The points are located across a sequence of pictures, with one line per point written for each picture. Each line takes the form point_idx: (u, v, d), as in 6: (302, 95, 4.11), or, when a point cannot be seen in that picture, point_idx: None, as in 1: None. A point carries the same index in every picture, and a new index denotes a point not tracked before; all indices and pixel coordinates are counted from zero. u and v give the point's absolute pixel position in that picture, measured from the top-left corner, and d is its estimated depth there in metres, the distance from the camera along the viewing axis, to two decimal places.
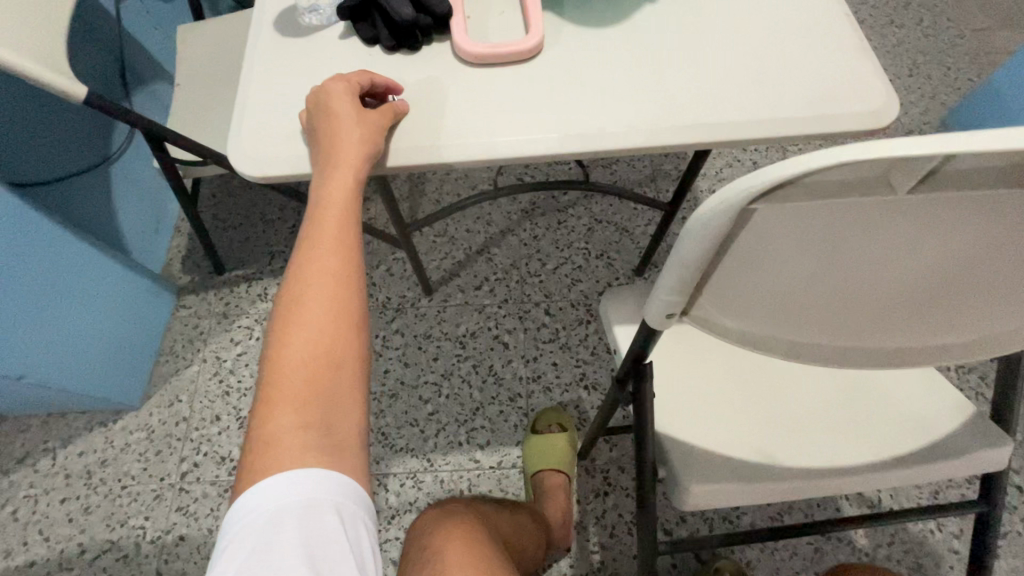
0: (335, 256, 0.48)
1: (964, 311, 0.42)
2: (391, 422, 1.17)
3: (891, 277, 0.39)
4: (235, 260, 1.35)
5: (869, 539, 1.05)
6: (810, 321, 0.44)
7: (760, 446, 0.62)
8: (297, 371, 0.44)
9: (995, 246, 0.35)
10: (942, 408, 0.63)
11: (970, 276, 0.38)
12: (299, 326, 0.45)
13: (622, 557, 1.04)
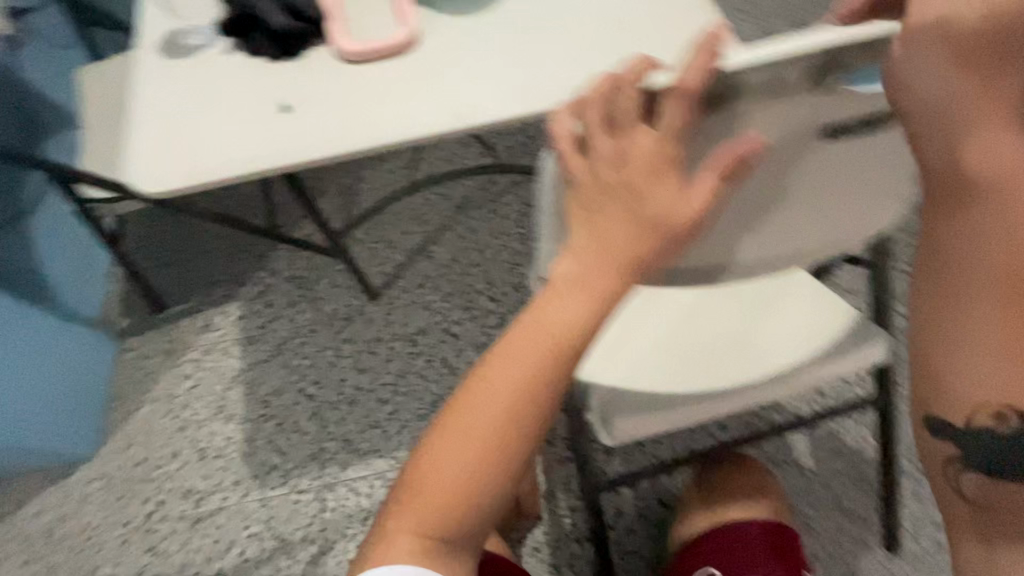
0: (524, 382, 0.42)
1: (806, 214, 0.57)
2: (353, 428, 1.19)
3: (742, 188, 0.52)
4: (174, 295, 1.34)
5: (816, 458, 1.12)
6: (696, 246, 0.56)
7: (675, 368, 0.68)
8: (464, 453, 0.43)
9: (798, 148, 0.50)
10: (832, 315, 0.69)
11: (794, 177, 0.53)
12: (479, 413, 0.43)
13: (592, 516, 1.09)
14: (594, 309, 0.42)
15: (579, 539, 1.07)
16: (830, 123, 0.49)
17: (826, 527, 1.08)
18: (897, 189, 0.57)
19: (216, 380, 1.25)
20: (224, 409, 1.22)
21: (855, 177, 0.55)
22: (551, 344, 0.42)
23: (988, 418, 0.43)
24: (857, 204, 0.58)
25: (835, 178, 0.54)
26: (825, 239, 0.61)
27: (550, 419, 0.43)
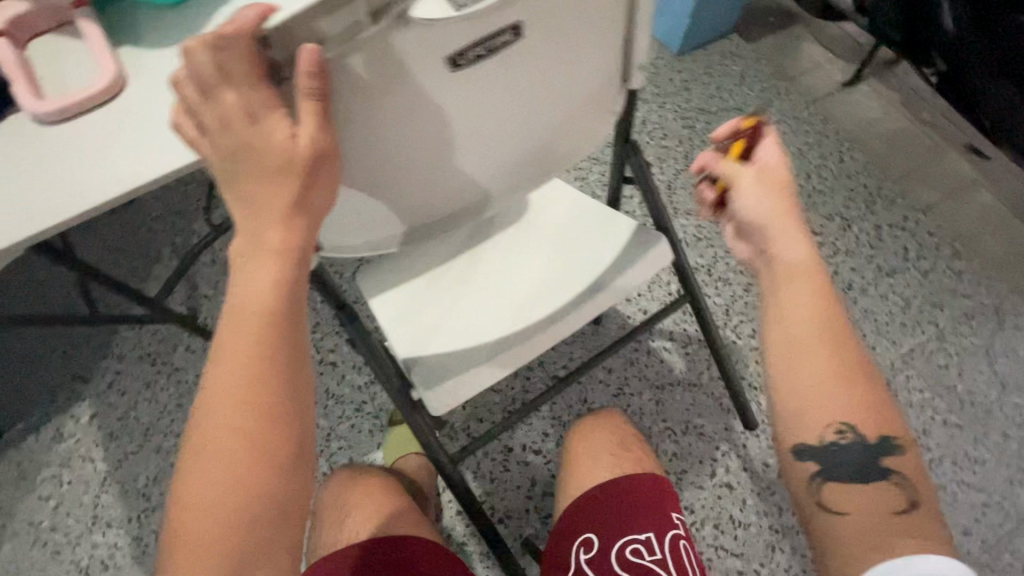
0: (250, 347, 0.44)
1: (507, 135, 0.60)
2: None
3: (428, 128, 0.54)
4: (9, 415, 1.19)
5: (695, 370, 1.21)
6: (420, 192, 0.61)
7: (482, 326, 0.77)
8: (222, 440, 0.43)
9: (440, 78, 0.50)
10: (613, 236, 0.82)
11: (474, 109, 0.55)
12: (223, 397, 0.43)
13: (508, 493, 1.11)
14: (288, 263, 0.46)
15: (501, 517, 1.10)
16: (450, 53, 0.48)
17: (717, 429, 1.16)
18: (593, 81, 0.62)
19: (85, 489, 1.14)
20: (101, 516, 1.12)
21: (526, 88, 0.56)
22: (260, 307, 0.45)
23: (833, 433, 0.55)
24: (556, 107, 0.61)
25: (505, 96, 0.56)
26: (538, 149, 0.65)
27: (294, 377, 0.45)
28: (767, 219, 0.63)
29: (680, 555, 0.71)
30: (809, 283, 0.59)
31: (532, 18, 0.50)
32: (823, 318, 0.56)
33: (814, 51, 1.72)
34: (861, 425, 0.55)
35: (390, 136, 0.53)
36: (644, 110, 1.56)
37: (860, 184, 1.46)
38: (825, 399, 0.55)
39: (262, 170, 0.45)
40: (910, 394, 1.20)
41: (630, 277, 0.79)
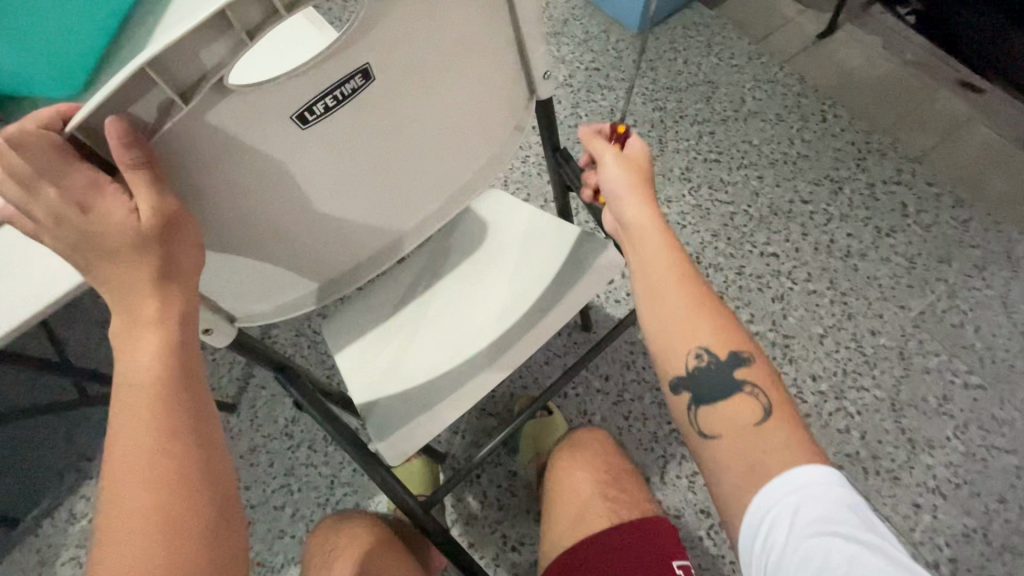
0: (146, 418, 0.44)
1: (398, 167, 0.57)
2: (261, 549, 1.12)
3: (307, 183, 0.51)
4: (23, 502, 1.21)
5: None
6: (320, 243, 0.59)
7: (429, 359, 0.75)
8: (133, 520, 0.42)
9: (300, 136, 0.47)
10: (559, 249, 0.78)
11: (351, 152, 0.52)
12: (126, 474, 0.43)
13: (518, 519, 1.09)
14: (170, 331, 0.46)
15: (515, 545, 1.07)
16: (297, 110, 0.45)
17: None
18: (483, 91, 0.59)
19: None
20: None
21: (402, 121, 0.53)
22: (150, 374, 0.45)
23: (694, 358, 0.55)
24: (445, 127, 0.58)
25: (378, 135, 0.52)
26: (437, 172, 0.62)
27: (198, 436, 0.46)
28: (627, 180, 0.61)
29: None
30: (664, 236, 0.58)
31: (379, 56, 0.46)
32: (679, 261, 0.57)
33: (783, 6, 1.64)
34: (717, 351, 0.54)
35: (262, 201, 0.50)
36: (610, 98, 1.50)
37: (846, 142, 1.38)
38: (688, 333, 0.55)
39: (112, 248, 0.43)
40: (926, 359, 1.14)
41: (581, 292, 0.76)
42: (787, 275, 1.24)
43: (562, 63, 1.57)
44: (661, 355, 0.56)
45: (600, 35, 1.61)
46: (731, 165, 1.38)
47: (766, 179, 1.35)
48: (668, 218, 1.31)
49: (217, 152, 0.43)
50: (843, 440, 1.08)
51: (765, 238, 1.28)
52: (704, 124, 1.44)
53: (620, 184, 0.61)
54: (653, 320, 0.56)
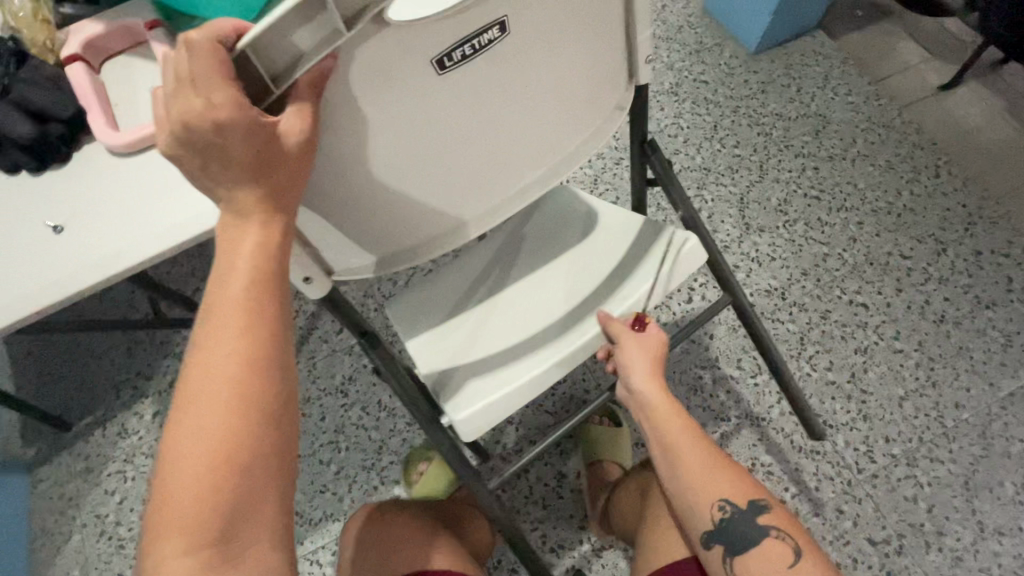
0: (235, 307, 0.45)
1: (502, 134, 0.56)
2: (302, 499, 1.13)
3: (431, 133, 0.51)
4: (79, 409, 1.24)
5: (763, 405, 1.14)
6: (415, 201, 0.56)
7: (501, 346, 0.73)
8: (206, 399, 0.44)
9: (432, 82, 0.47)
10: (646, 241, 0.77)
11: (474, 106, 0.51)
12: (209, 356, 0.44)
13: (561, 522, 1.08)
14: (268, 237, 0.46)
15: (553, 548, 1.06)
16: (437, 54, 0.45)
17: (785, 469, 1.09)
18: (595, 64, 0.58)
19: (146, 486, 1.16)
20: None
21: (515, 86, 0.52)
22: (249, 259, 0.45)
23: (717, 510, 0.70)
24: (554, 99, 0.57)
25: (496, 91, 0.51)
26: (534, 145, 0.60)
27: (278, 341, 0.46)
28: (642, 369, 0.75)
29: None
30: (671, 415, 0.74)
31: (515, 12, 0.46)
32: (686, 432, 0.73)
33: (907, 50, 1.57)
34: (738, 500, 0.70)
35: (381, 143, 0.49)
36: (715, 115, 1.46)
37: (956, 203, 1.31)
38: (708, 493, 0.70)
39: (240, 161, 0.43)
40: (1009, 444, 1.09)
41: (668, 284, 0.73)
42: (873, 329, 1.20)
43: (670, 69, 1.53)
44: (690, 518, 0.72)
45: (713, 48, 1.56)
46: (833, 206, 1.33)
47: (866, 227, 1.30)
48: (755, 247, 1.28)
49: (357, 86, 0.44)
50: (909, 509, 1.05)
51: (856, 286, 1.24)
52: (809, 158, 1.39)
53: (637, 370, 0.75)
54: (677, 486, 0.73)
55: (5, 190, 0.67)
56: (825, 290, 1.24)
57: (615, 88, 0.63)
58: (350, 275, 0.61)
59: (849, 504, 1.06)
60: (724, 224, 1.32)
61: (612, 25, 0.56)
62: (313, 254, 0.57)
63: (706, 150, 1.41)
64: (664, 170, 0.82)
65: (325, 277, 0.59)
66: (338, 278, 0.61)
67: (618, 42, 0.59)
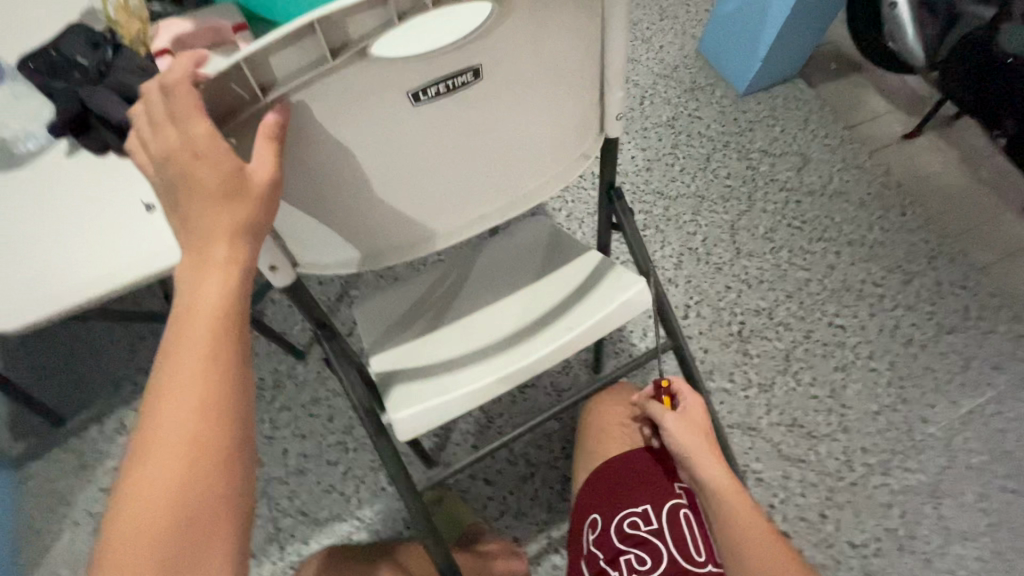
0: (200, 348, 0.43)
1: (461, 170, 0.55)
2: (307, 499, 1.13)
3: (399, 159, 0.51)
4: (75, 404, 1.21)
5: (753, 415, 1.23)
6: (374, 220, 0.55)
7: (456, 354, 0.75)
8: (168, 445, 0.42)
9: (402, 113, 0.47)
10: (607, 274, 0.79)
11: (448, 138, 0.51)
12: (167, 400, 0.42)
13: (566, 523, 1.11)
14: (234, 277, 0.44)
15: (557, 548, 1.10)
16: (413, 88, 0.46)
17: (774, 476, 1.17)
18: (572, 106, 0.58)
19: None
20: None
21: (486, 125, 0.52)
22: (212, 306, 0.44)
23: None
24: (521, 143, 0.56)
25: (471, 124, 0.51)
26: (501, 184, 0.59)
27: (241, 382, 0.44)
28: (691, 445, 0.77)
29: (677, 520, 0.81)
30: (728, 499, 0.73)
31: (494, 58, 0.47)
32: (746, 519, 0.72)
33: (874, 101, 1.74)
34: None
35: (336, 160, 0.48)
36: (708, 148, 1.58)
37: (920, 239, 1.46)
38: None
39: (204, 194, 0.42)
40: (969, 456, 1.20)
41: (616, 306, 0.74)
42: (850, 348, 1.31)
43: (667, 104, 1.65)
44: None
45: (706, 87, 1.69)
46: (813, 235, 1.45)
47: (843, 256, 1.42)
48: (743, 269, 1.39)
49: (316, 108, 0.44)
50: (884, 514, 1.13)
51: (835, 309, 1.35)
52: (793, 192, 1.52)
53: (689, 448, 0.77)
54: None
55: (59, 174, 0.62)
56: (808, 313, 1.34)
57: (584, 137, 0.63)
58: (315, 270, 0.58)
59: (831, 509, 1.14)
60: (717, 247, 1.42)
61: (590, 74, 0.57)
62: (283, 247, 0.56)
63: (699, 179, 1.52)
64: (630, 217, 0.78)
65: (289, 269, 0.57)
66: (303, 271, 0.59)
67: (596, 96, 0.60)
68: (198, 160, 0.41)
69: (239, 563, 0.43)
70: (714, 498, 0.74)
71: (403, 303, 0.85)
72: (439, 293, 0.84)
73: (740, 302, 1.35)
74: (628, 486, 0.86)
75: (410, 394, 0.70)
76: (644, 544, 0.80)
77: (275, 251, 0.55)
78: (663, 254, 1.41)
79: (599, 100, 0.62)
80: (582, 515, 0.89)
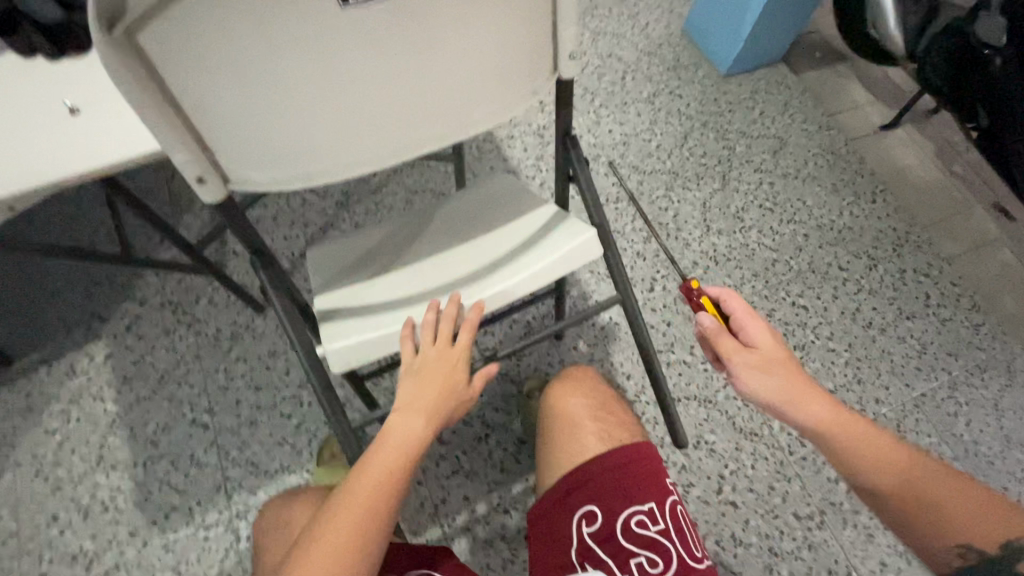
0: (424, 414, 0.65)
1: (397, 86, 0.54)
2: (258, 450, 1.12)
3: (329, 67, 0.49)
4: (26, 345, 1.19)
5: (710, 388, 1.23)
6: (305, 134, 0.54)
7: (401, 294, 0.74)
8: (382, 467, 0.62)
9: (329, 16, 0.46)
10: (559, 223, 0.79)
11: (380, 49, 0.50)
12: (397, 436, 0.64)
13: (517, 485, 1.11)
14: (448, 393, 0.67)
15: (507, 509, 1.10)
16: None
17: (726, 448, 1.18)
18: (519, 34, 0.57)
19: (92, 429, 1.12)
20: (105, 458, 1.10)
21: (422, 41, 0.51)
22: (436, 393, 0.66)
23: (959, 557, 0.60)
24: (462, 64, 0.55)
25: (405, 36, 0.50)
26: (440, 109, 0.58)
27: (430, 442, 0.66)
28: (780, 377, 0.69)
29: (678, 519, 0.69)
30: (839, 425, 0.67)
31: None
32: (866, 441, 0.66)
33: (855, 91, 1.75)
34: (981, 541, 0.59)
35: (261, 61, 0.47)
36: (686, 126, 1.58)
37: (889, 226, 1.47)
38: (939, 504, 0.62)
39: (447, 358, 0.68)
40: (918, 437, 1.22)
41: (565, 253, 0.74)
42: (811, 328, 1.32)
43: (649, 81, 1.64)
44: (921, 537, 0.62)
45: (689, 67, 1.69)
46: (783, 217, 1.46)
47: (811, 239, 1.43)
48: (712, 247, 1.39)
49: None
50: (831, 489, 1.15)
51: (799, 290, 1.36)
52: (766, 174, 1.52)
53: (766, 393, 0.69)
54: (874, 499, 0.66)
55: None
56: (771, 292, 1.35)
57: (534, 72, 0.62)
58: (245, 187, 0.57)
59: (780, 482, 1.15)
60: (687, 224, 1.42)
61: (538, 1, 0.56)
62: (212, 159, 0.54)
63: (675, 156, 1.52)
64: (584, 167, 0.77)
65: (221, 184, 0.56)
66: (235, 188, 0.57)
67: (545, 28, 0.59)
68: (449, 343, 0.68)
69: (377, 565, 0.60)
70: (828, 432, 0.67)
71: (358, 247, 0.84)
72: (392, 241, 0.84)
73: (705, 278, 1.36)
74: (629, 483, 0.70)
75: (349, 329, 0.69)
76: (652, 546, 0.66)
77: (204, 161, 0.53)
78: (633, 228, 1.40)
79: (552, 36, 0.61)
80: (571, 508, 0.70)
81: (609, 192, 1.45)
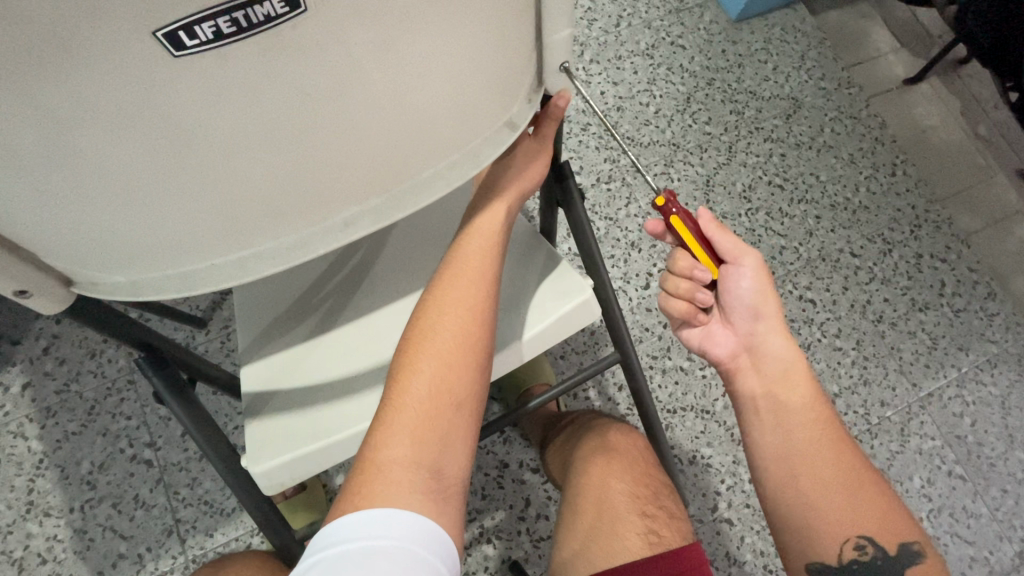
0: (477, 270, 0.55)
1: (302, 155, 0.35)
2: (211, 487, 1.00)
3: (180, 145, 0.31)
4: None
5: (709, 397, 1.14)
6: (169, 230, 0.36)
7: (349, 372, 0.60)
8: (448, 338, 0.53)
9: (165, 73, 0.28)
10: (544, 272, 0.65)
11: (264, 112, 0.32)
12: (450, 291, 0.55)
13: (500, 512, 1.03)
14: (499, 229, 0.57)
15: (491, 538, 1.02)
16: (164, 27, 0.26)
17: (724, 461, 1.10)
18: (484, 57, 0.38)
19: (15, 471, 0.99)
20: (34, 503, 0.97)
21: (337, 89, 0.33)
22: (485, 239, 0.56)
23: (850, 552, 0.59)
24: (403, 110, 0.37)
25: (306, 87, 0.31)
26: (374, 173, 0.40)
27: (484, 298, 0.54)
28: (766, 294, 0.65)
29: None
30: (790, 384, 0.64)
31: None
32: (809, 427, 0.62)
33: (880, 35, 1.52)
34: (861, 527, 0.59)
35: (57, 145, 0.29)
36: (689, 84, 1.36)
37: (907, 204, 1.33)
38: (829, 524, 0.59)
39: (510, 188, 0.57)
40: (921, 441, 1.16)
41: (551, 314, 0.62)
42: (818, 326, 1.21)
43: (648, 28, 1.40)
44: (796, 555, 0.61)
45: (694, 9, 1.44)
46: (793, 196, 1.30)
47: (823, 221, 1.29)
48: None
49: None
50: None
51: (808, 282, 1.24)
52: (778, 144, 1.34)
53: (765, 297, 0.64)
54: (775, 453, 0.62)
55: None
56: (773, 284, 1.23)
57: (507, 98, 0.43)
58: (96, 292, 0.41)
59: None
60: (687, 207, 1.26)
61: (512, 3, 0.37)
62: (31, 259, 0.37)
63: (676, 123, 1.32)
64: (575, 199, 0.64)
65: (60, 290, 0.41)
66: (81, 290, 0.41)
67: (524, 38, 0.40)
68: (513, 180, 0.57)
69: (467, 440, 0.53)
70: (790, 363, 0.64)
71: (293, 287, 0.64)
72: (337, 282, 0.64)
73: None
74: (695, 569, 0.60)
75: (287, 433, 0.57)
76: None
77: (12, 267, 0.37)
78: (627, 214, 1.24)
79: (533, 41, 0.42)
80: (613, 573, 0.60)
81: (601, 170, 1.26)
